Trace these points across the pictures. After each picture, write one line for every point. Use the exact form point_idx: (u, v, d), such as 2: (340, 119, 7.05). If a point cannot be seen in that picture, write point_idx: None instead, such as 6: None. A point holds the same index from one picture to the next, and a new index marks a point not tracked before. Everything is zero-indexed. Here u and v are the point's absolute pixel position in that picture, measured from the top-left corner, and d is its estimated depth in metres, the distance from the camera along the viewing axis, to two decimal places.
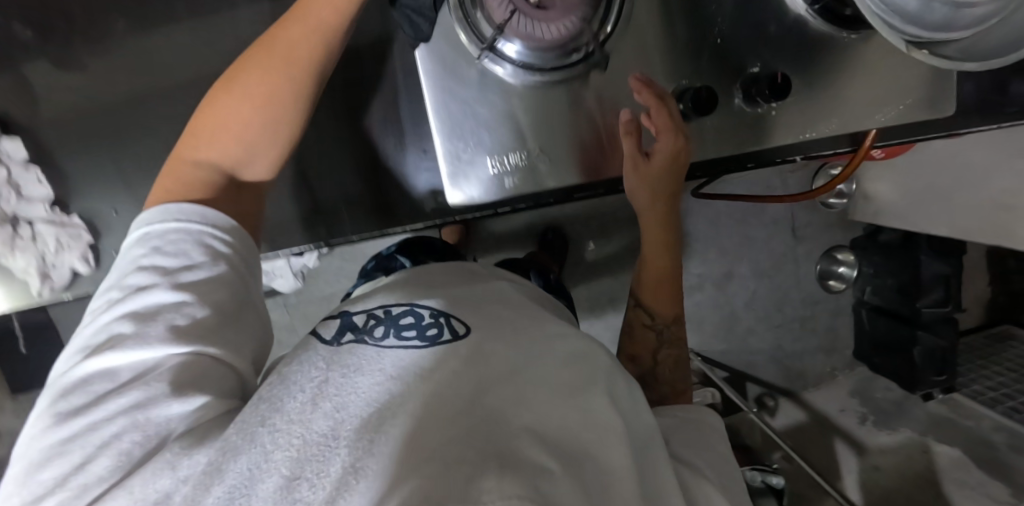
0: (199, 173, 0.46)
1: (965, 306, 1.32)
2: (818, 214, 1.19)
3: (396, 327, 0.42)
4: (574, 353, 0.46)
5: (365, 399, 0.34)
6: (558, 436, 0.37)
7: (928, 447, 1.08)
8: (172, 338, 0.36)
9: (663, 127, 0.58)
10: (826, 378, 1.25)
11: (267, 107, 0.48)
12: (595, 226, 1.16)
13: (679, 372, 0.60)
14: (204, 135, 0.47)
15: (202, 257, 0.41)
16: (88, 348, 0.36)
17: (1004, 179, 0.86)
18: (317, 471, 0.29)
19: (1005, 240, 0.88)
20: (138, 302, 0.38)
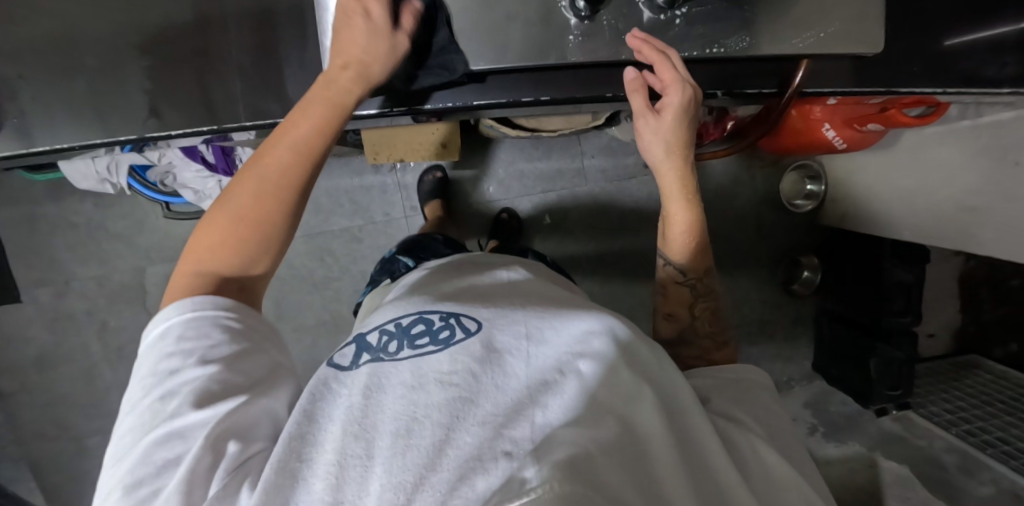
0: (200, 287, 0.43)
1: (932, 332, 1.30)
2: (786, 215, 1.18)
3: (408, 339, 0.42)
4: (598, 331, 0.41)
5: (387, 419, 0.35)
6: (593, 412, 0.35)
7: (875, 462, 1.01)
8: (197, 410, 0.37)
9: (671, 83, 0.45)
10: (782, 388, 1.23)
11: (260, 225, 0.43)
12: (555, 204, 1.14)
13: (717, 323, 0.55)
14: (204, 244, 0.44)
15: (223, 332, 0.41)
16: (134, 441, 0.37)
17: (964, 181, 0.82)
18: (360, 491, 0.32)
19: (968, 246, 0.86)
20: (171, 384, 0.38)
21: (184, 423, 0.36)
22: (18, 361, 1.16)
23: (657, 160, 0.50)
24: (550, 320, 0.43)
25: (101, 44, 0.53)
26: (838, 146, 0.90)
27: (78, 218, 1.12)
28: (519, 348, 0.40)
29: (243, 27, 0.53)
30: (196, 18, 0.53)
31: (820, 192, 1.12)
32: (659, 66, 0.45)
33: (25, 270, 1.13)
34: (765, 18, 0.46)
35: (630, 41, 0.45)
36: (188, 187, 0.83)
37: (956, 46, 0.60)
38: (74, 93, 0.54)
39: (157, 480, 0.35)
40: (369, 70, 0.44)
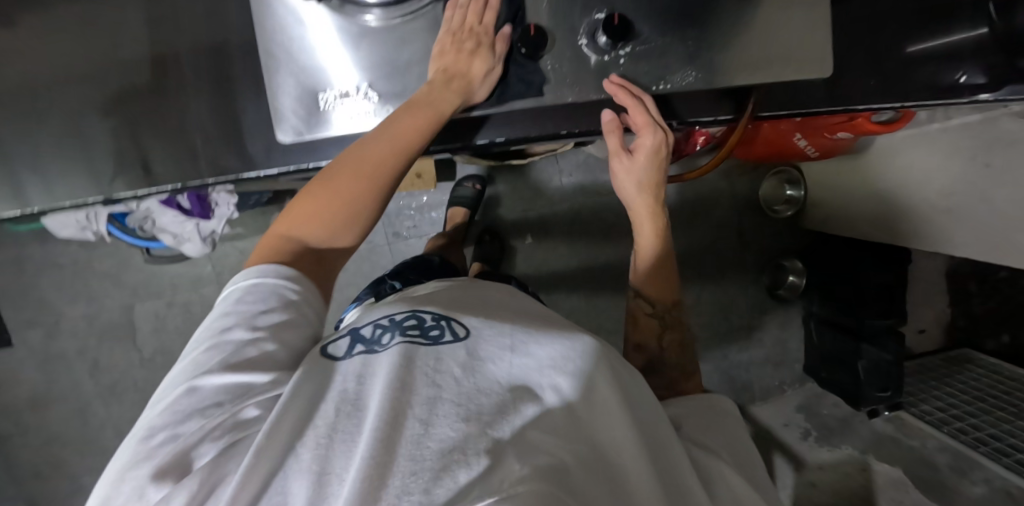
0: (285, 253, 0.44)
1: (923, 327, 1.29)
2: (767, 221, 1.18)
3: (401, 330, 0.39)
4: (574, 350, 0.39)
5: (374, 400, 0.33)
6: (569, 428, 0.34)
7: (868, 465, 1.05)
8: (234, 370, 0.35)
9: (644, 127, 0.46)
10: (773, 392, 1.21)
11: (353, 202, 0.45)
12: (535, 222, 1.15)
13: (685, 356, 0.55)
14: (301, 215, 0.45)
15: (279, 300, 0.40)
16: (172, 386, 0.36)
17: (936, 182, 0.82)
18: (343, 467, 0.29)
19: (944, 245, 0.87)
20: (220, 341, 0.37)
21: (219, 378, 0.35)
22: (11, 403, 1.17)
23: (631, 197, 0.53)
24: (539, 332, 0.41)
25: (61, 106, 0.53)
26: (809, 154, 0.92)
27: (64, 260, 1.13)
28: (510, 352, 0.38)
29: (201, 84, 0.53)
30: (154, 76, 0.53)
31: (800, 197, 1.13)
32: (632, 110, 0.44)
33: (12, 314, 1.14)
34: (710, 48, 0.45)
35: (607, 86, 0.44)
36: (166, 231, 0.82)
37: (918, 53, 0.60)
38: (35, 157, 0.53)
39: (175, 427, 0.33)
40: (471, 88, 0.44)
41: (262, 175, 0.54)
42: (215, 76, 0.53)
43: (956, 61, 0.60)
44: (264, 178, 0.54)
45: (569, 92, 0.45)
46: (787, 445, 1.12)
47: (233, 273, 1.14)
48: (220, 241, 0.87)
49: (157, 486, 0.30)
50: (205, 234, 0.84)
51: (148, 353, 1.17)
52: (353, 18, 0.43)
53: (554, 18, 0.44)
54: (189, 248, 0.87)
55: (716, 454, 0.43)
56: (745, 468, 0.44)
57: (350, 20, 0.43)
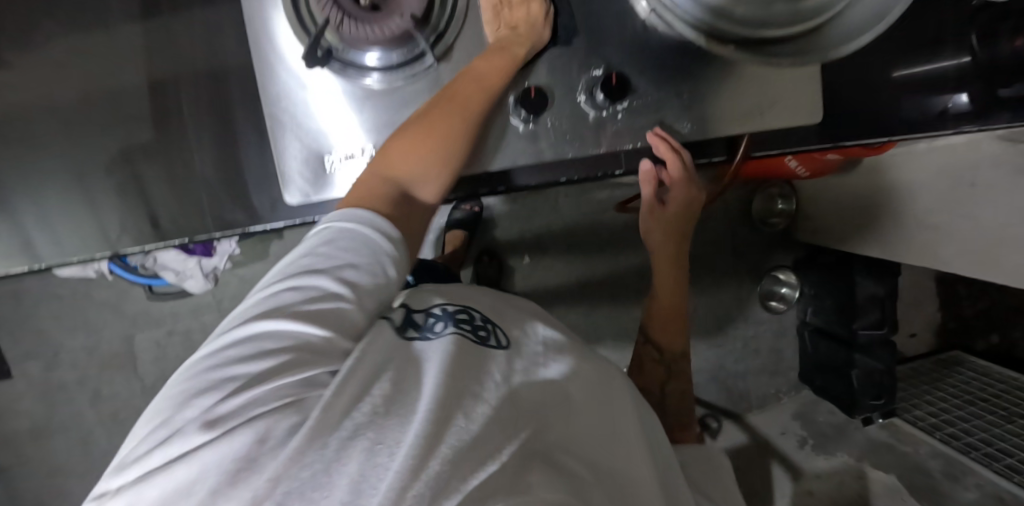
0: (378, 192, 0.40)
1: (915, 331, 1.32)
2: (760, 233, 1.20)
3: (454, 321, 0.42)
4: (599, 373, 0.45)
5: (430, 380, 0.33)
6: (591, 449, 0.38)
7: (863, 473, 1.07)
8: (310, 322, 0.32)
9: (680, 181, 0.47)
10: (769, 401, 1.25)
11: (445, 137, 0.42)
12: (531, 241, 1.16)
13: (686, 407, 0.57)
14: (391, 153, 0.42)
15: (368, 249, 0.37)
16: (241, 320, 0.33)
17: (926, 197, 0.83)
18: (396, 441, 0.27)
19: (932, 261, 0.86)
20: (302, 282, 0.34)
21: (294, 327, 0.32)
22: (13, 436, 1.17)
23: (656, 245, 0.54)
24: (562, 352, 0.45)
25: (62, 167, 0.54)
26: (801, 174, 0.93)
27: (62, 290, 1.13)
28: (539, 372, 0.40)
29: (207, 140, 0.54)
30: (157, 135, 0.54)
31: (791, 211, 1.15)
32: (670, 165, 0.46)
33: (14, 347, 1.14)
34: (701, 101, 0.47)
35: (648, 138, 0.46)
36: (168, 269, 0.83)
37: (902, 78, 0.62)
38: (40, 216, 0.54)
39: (245, 362, 0.30)
40: (539, 28, 0.44)
41: (268, 228, 0.55)
42: (220, 133, 0.54)
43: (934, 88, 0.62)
44: (272, 230, 0.55)
45: (568, 148, 0.46)
46: (783, 455, 1.14)
47: (232, 300, 1.14)
48: (221, 276, 0.88)
49: (211, 426, 0.27)
50: (207, 270, 0.86)
51: (150, 382, 1.17)
52: (357, 81, 0.44)
53: (552, 75, 0.46)
54: (191, 284, 0.87)
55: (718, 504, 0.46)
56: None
57: (351, 88, 0.44)
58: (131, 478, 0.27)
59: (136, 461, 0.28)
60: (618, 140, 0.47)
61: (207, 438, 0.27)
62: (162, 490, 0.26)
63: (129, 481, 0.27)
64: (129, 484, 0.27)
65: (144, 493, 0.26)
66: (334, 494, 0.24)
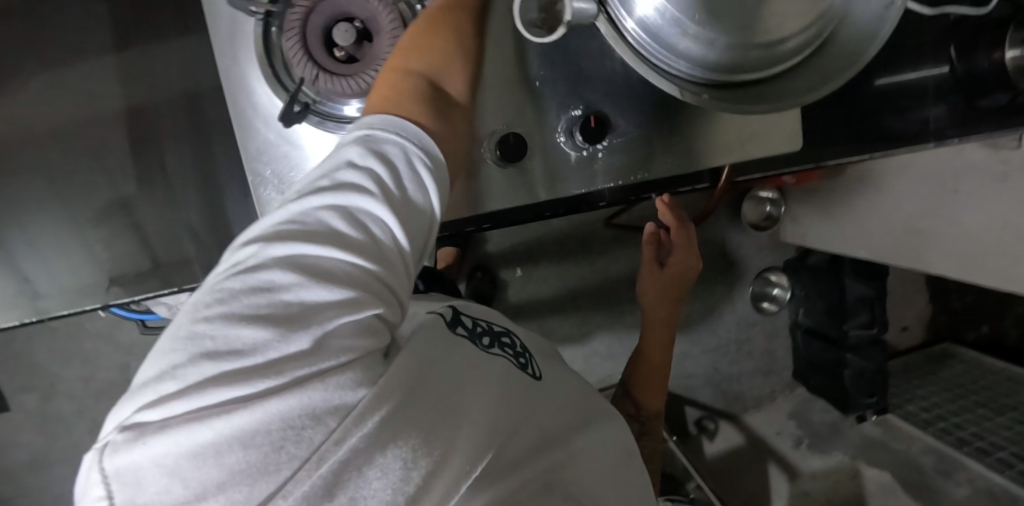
0: (411, 82, 0.38)
1: (906, 324, 1.34)
2: (749, 237, 1.21)
3: (500, 342, 0.46)
4: (605, 413, 0.52)
5: (477, 385, 0.36)
6: (604, 482, 0.43)
7: (858, 471, 1.10)
8: (363, 252, 0.29)
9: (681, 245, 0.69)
10: (765, 401, 1.26)
11: (454, 35, 0.42)
12: (522, 254, 1.16)
13: (653, 458, 0.76)
14: (410, 46, 0.40)
15: (413, 169, 0.34)
16: (273, 235, 0.28)
17: (911, 201, 0.84)
18: (446, 432, 0.30)
19: (917, 264, 0.86)
20: (351, 201, 0.30)
21: (346, 254, 0.28)
22: (14, 470, 1.17)
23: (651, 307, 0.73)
24: (580, 393, 0.51)
25: (47, 224, 0.54)
26: (787, 180, 0.94)
27: (54, 322, 1.12)
28: (557, 409, 0.45)
29: (195, 192, 0.56)
30: (144, 187, 0.55)
31: (778, 215, 1.14)
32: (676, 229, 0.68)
33: (10, 380, 1.14)
34: (680, 139, 0.47)
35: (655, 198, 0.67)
36: (159, 304, 0.83)
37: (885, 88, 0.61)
38: (28, 272, 0.54)
39: (300, 290, 0.26)
40: None
41: None
42: (208, 185, 0.55)
43: (911, 100, 0.61)
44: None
45: (542, 192, 0.48)
46: (779, 454, 1.17)
47: None
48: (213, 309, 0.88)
49: (276, 372, 0.24)
50: None
51: None
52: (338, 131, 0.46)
53: (530, 121, 0.47)
54: None
55: None
56: None
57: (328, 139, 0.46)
58: (169, 415, 0.23)
59: (168, 395, 0.23)
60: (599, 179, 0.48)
61: (274, 383, 0.24)
62: (220, 433, 0.23)
63: (165, 418, 0.23)
64: (165, 421, 0.23)
65: (194, 434, 0.22)
66: (390, 469, 0.26)
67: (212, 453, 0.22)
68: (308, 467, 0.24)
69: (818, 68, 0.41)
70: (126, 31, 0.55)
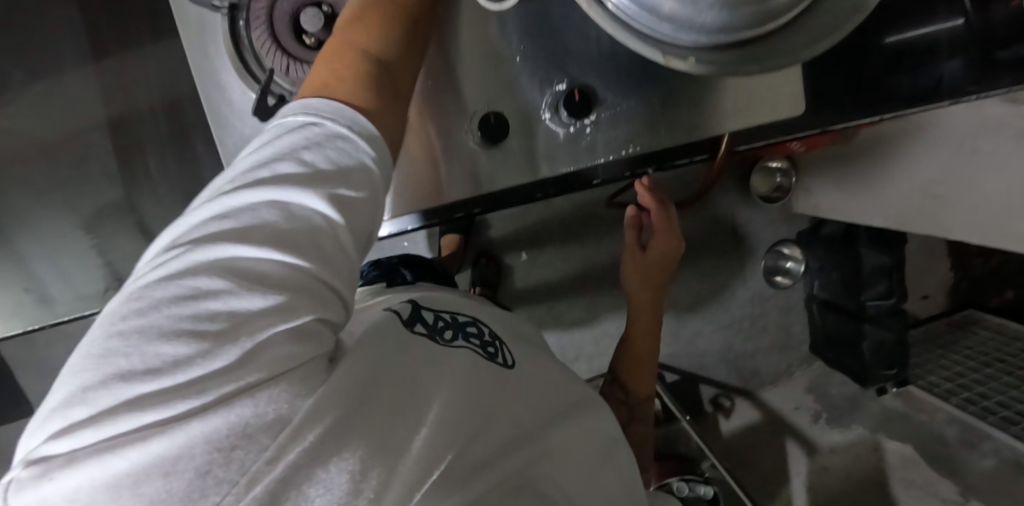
0: (360, 63, 0.36)
1: (927, 293, 1.29)
2: (761, 211, 1.17)
3: (463, 333, 0.45)
4: (588, 401, 0.51)
5: (436, 388, 0.36)
6: (584, 480, 0.42)
7: (879, 444, 1.09)
8: (297, 251, 0.28)
9: (662, 231, 0.74)
10: (782, 376, 1.22)
11: (404, 17, 0.40)
12: (525, 238, 1.15)
13: (643, 438, 0.83)
14: (359, 26, 0.38)
15: (352, 160, 0.32)
16: (196, 239, 0.27)
17: (928, 164, 0.81)
18: (399, 443, 0.30)
19: (938, 231, 0.83)
20: (281, 199, 0.29)
21: (277, 255, 0.28)
22: None
23: (636, 290, 0.79)
24: (557, 380, 0.50)
25: None
26: (797, 148, 0.90)
27: (73, 328, 1.15)
28: (529, 397, 0.44)
29: None
30: None
31: (788, 184, 1.11)
32: (654, 214, 0.73)
33: (37, 385, 1.18)
34: (676, 108, 0.45)
35: (636, 185, 0.74)
36: None
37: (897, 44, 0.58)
38: None
39: (229, 297, 0.26)
40: None
41: None
42: None
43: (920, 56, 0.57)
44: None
45: (541, 165, 0.46)
46: (797, 430, 1.16)
47: None
48: None
49: (197, 391, 0.24)
50: None
51: None
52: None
53: (512, 98, 0.45)
54: None
55: None
56: None
57: None
58: (79, 445, 0.22)
59: (78, 424, 0.23)
60: (590, 156, 0.46)
61: (196, 403, 0.24)
62: (135, 462, 0.22)
63: (74, 449, 0.22)
64: (72, 455, 0.22)
65: (106, 465, 0.22)
66: (338, 483, 0.25)
67: (127, 484, 0.22)
68: (235, 492, 0.23)
69: (820, 22, 0.38)
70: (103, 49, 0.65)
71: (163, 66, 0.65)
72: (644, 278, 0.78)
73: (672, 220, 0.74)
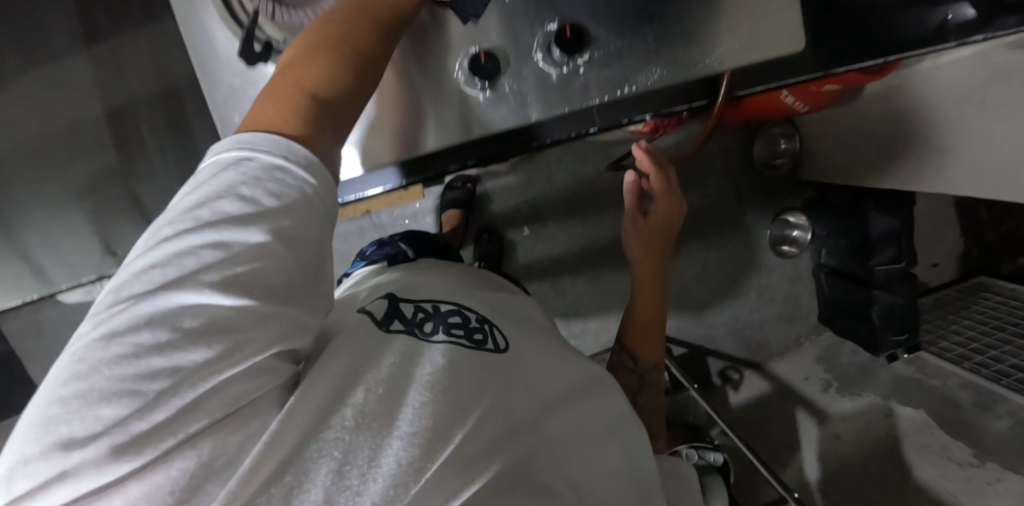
0: (295, 103, 0.35)
1: (938, 261, 1.27)
2: (764, 179, 1.16)
3: (445, 323, 0.43)
4: (587, 382, 0.49)
5: (411, 393, 0.34)
6: (584, 468, 0.40)
7: (891, 411, 1.05)
8: (239, 292, 0.27)
9: (661, 194, 0.72)
10: (791, 347, 1.21)
11: (350, 53, 0.39)
12: (527, 212, 1.14)
13: (654, 410, 0.81)
14: (302, 61, 0.37)
15: (295, 189, 0.31)
16: (132, 291, 0.26)
17: (938, 121, 0.79)
18: (367, 457, 0.29)
19: (949, 189, 0.82)
20: (223, 238, 0.28)
21: (218, 301, 0.27)
22: None
23: (638, 258, 0.78)
24: (550, 357, 0.48)
25: None
26: (800, 109, 0.87)
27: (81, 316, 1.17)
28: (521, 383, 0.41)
29: None
30: None
31: (793, 149, 1.10)
32: (653, 177, 0.71)
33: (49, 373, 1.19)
34: (671, 46, 0.44)
35: (635, 148, 0.71)
36: None
37: None
38: None
39: (169, 352, 0.25)
40: None
41: None
42: None
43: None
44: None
45: (531, 110, 0.46)
46: (807, 399, 1.13)
47: None
48: None
49: (137, 452, 0.23)
50: None
51: None
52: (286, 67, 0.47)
53: (504, 38, 0.45)
54: None
55: None
56: None
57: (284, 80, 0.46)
58: None
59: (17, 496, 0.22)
60: (580, 96, 0.45)
61: (133, 464, 0.23)
62: None
63: None
64: None
65: None
66: None
67: None
68: None
69: None
70: (100, 34, 0.64)
71: (159, 41, 0.65)
72: (646, 244, 0.77)
73: (671, 185, 0.72)
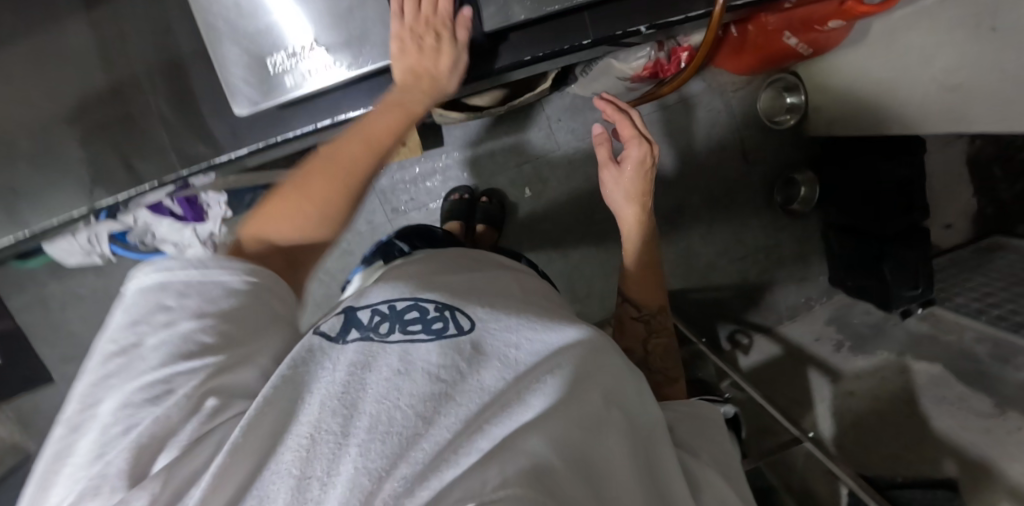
0: (257, 252, 0.41)
1: (950, 221, 1.24)
2: (770, 134, 1.14)
3: (401, 322, 0.37)
4: (588, 346, 0.39)
5: (361, 401, 0.30)
6: (584, 443, 0.31)
7: (906, 366, 0.99)
8: (182, 365, 0.32)
9: (629, 137, 0.67)
10: (801, 310, 1.24)
11: (324, 204, 0.44)
12: (528, 171, 1.13)
13: (668, 361, 0.68)
14: (276, 212, 0.43)
15: (225, 281, 0.36)
16: (93, 393, 0.31)
17: (945, 56, 0.76)
18: (327, 470, 0.27)
19: (960, 125, 0.79)
20: (163, 333, 0.33)
21: (164, 377, 0.31)
22: None
23: (620, 205, 0.70)
24: (543, 324, 0.40)
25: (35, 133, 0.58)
26: (804, 52, 0.86)
27: (83, 290, 1.16)
28: (503, 369, 0.35)
29: (165, 98, 0.59)
30: (115, 89, 0.58)
31: (801, 104, 1.10)
32: (619, 122, 0.68)
33: (51, 351, 1.18)
34: None
35: (599, 98, 0.69)
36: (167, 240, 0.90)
37: None
38: (36, 183, 0.59)
39: (131, 420, 0.29)
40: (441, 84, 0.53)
41: (233, 156, 0.59)
42: (177, 89, 0.58)
43: None
44: (303, 135, 0.59)
45: (515, 11, 0.53)
46: (819, 359, 1.10)
47: None
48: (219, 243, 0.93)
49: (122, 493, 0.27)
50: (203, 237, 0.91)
51: None
52: None
53: None
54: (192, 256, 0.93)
55: (699, 457, 0.44)
56: (737, 488, 0.44)
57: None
58: None
59: None
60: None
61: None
62: None
63: None
64: None
65: None
66: None
67: None
68: None
69: None
70: None
71: None
72: (628, 191, 0.69)
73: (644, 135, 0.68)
